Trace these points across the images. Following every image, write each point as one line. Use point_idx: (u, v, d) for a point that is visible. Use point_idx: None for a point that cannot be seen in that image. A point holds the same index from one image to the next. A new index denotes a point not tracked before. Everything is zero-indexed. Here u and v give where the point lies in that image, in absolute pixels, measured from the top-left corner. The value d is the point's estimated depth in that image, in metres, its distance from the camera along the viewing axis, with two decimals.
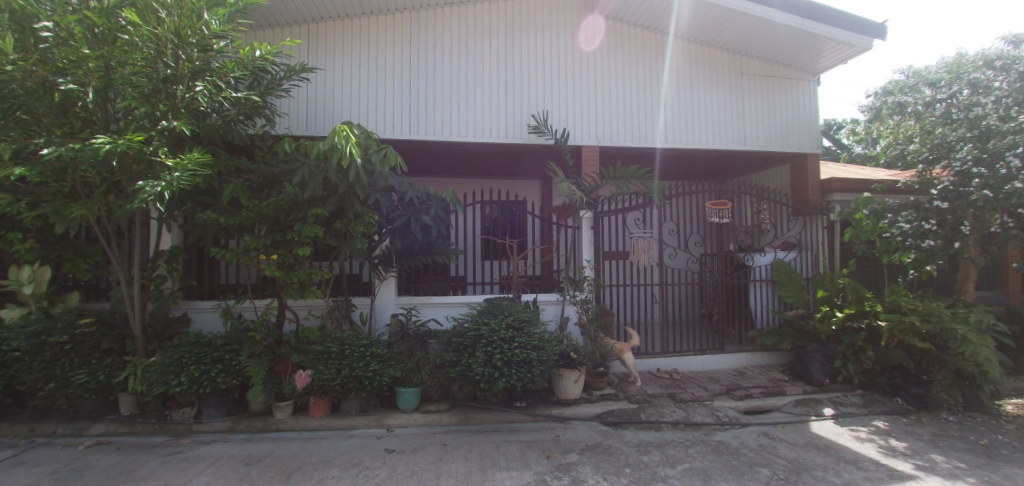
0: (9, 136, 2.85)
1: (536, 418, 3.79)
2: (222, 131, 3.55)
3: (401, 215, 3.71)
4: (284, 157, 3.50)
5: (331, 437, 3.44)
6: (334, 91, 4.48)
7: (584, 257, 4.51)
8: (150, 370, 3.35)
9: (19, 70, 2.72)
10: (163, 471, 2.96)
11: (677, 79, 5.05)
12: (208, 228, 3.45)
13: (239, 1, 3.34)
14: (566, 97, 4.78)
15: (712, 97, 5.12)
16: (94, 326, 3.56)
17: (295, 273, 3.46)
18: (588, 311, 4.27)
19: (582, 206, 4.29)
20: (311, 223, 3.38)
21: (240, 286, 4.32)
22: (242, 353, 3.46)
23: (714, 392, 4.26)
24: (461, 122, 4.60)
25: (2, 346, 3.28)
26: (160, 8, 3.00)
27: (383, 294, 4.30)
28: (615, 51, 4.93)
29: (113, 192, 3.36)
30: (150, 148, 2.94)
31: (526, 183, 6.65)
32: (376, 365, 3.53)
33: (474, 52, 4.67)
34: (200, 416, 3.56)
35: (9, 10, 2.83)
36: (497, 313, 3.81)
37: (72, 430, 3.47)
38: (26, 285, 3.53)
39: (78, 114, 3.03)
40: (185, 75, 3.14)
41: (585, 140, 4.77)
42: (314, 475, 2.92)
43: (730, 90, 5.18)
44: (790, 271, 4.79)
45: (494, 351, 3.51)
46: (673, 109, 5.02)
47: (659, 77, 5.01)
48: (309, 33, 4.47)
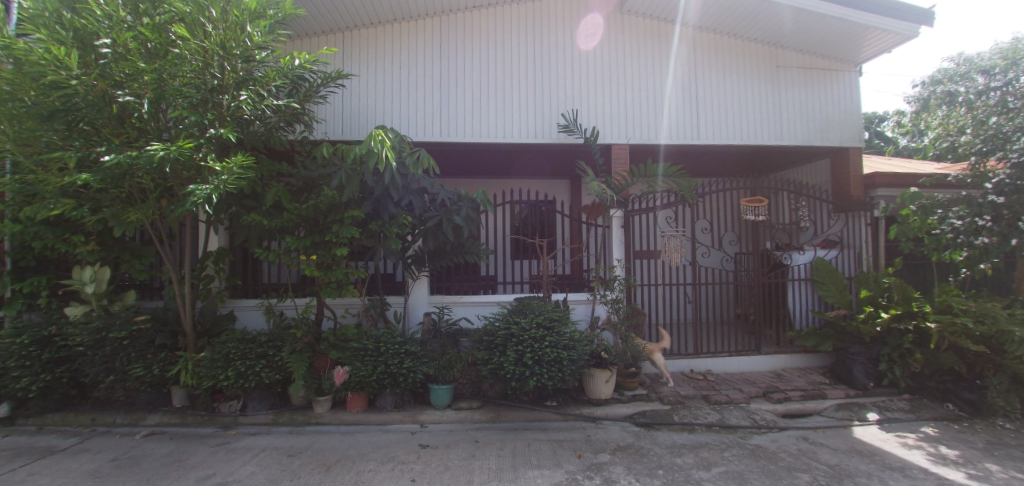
0: (75, 146, 3.07)
1: (567, 417, 3.79)
2: (264, 137, 3.71)
3: (434, 215, 3.80)
4: (322, 162, 3.63)
5: (367, 431, 3.55)
6: (368, 97, 4.60)
7: (614, 256, 4.47)
8: (200, 364, 3.54)
9: (81, 84, 2.93)
10: (212, 461, 3.14)
11: (710, 74, 4.94)
12: (251, 230, 3.60)
13: (279, 13, 3.48)
14: (595, 95, 4.75)
15: (746, 91, 4.98)
16: (149, 323, 3.72)
17: (333, 272, 3.58)
18: (619, 311, 4.24)
19: (613, 205, 4.25)
20: (348, 224, 3.51)
21: (281, 285, 4.49)
22: (284, 349, 3.61)
23: (750, 394, 4.14)
24: (491, 124, 4.64)
25: (68, 341, 3.53)
26: (206, 22, 3.16)
27: (415, 293, 4.39)
28: (645, 48, 4.87)
29: (165, 196, 3.54)
30: (200, 154, 3.14)
31: (556, 182, 6.66)
32: (410, 363, 3.62)
33: (502, 54, 4.71)
34: (246, 409, 3.74)
35: (71, 29, 3.01)
36: (527, 312, 3.83)
37: (130, 421, 3.71)
38: (88, 284, 3.75)
39: (133, 124, 3.21)
40: (230, 85, 3.30)
41: (615, 139, 4.73)
42: (351, 468, 3.02)
43: (765, 84, 5.02)
44: (831, 270, 4.60)
45: (525, 350, 3.54)
46: (706, 105, 4.90)
47: (691, 73, 4.91)
48: (345, 41, 4.62)
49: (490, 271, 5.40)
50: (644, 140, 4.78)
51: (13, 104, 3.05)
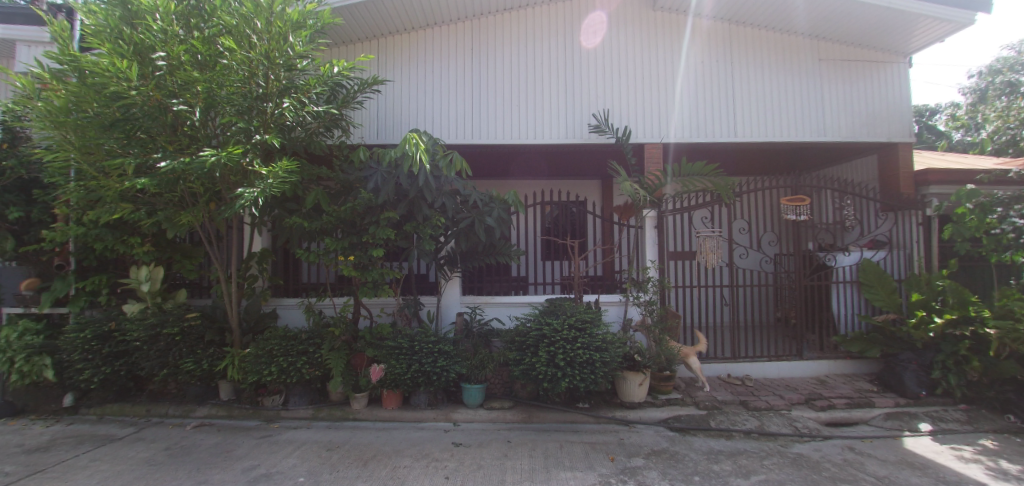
0: (133, 153, 3.27)
1: (599, 419, 3.76)
2: (305, 142, 3.86)
3: (466, 217, 3.83)
4: (359, 165, 3.75)
5: (402, 428, 3.63)
6: (402, 102, 4.71)
7: (648, 257, 4.41)
8: (246, 360, 3.70)
9: (140, 95, 3.09)
10: (257, 453, 3.28)
11: (747, 70, 4.79)
12: (293, 232, 3.73)
13: (318, 22, 3.60)
14: (627, 94, 4.69)
15: (785, 86, 4.80)
16: (198, 320, 3.90)
17: (369, 272, 3.68)
18: (653, 313, 4.17)
19: (646, 205, 4.19)
20: (384, 226, 3.61)
21: (320, 285, 4.64)
22: (323, 347, 3.73)
23: (792, 400, 3.99)
24: (522, 126, 4.66)
25: (126, 336, 3.74)
26: (252, 33, 3.32)
27: (448, 293, 4.45)
28: (678, 44, 4.78)
29: (213, 200, 3.70)
30: (247, 160, 3.31)
31: (587, 183, 6.61)
32: (443, 362, 3.67)
33: (533, 55, 4.72)
34: (288, 404, 3.89)
35: (130, 43, 3.19)
36: (559, 313, 3.82)
37: (181, 412, 3.91)
38: (143, 282, 3.94)
39: (185, 131, 3.37)
40: (274, 93, 3.45)
41: (648, 138, 4.66)
42: (388, 464, 3.10)
43: (806, 78, 4.82)
44: (879, 271, 4.36)
45: (557, 351, 3.53)
46: (744, 102, 4.75)
47: (727, 69, 4.78)
48: (380, 48, 4.75)
49: (521, 272, 5.41)
50: (678, 139, 4.70)
51: (79, 116, 3.26)
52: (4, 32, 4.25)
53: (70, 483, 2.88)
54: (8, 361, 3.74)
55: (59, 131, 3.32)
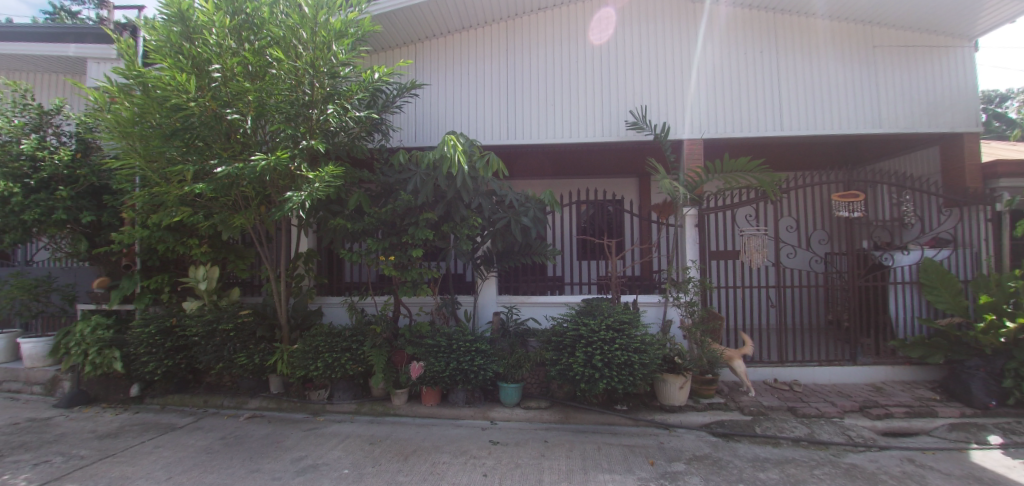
0: (191, 159, 3.38)
1: (638, 422, 3.70)
2: (348, 146, 3.99)
3: (503, 217, 3.86)
4: (399, 168, 3.86)
5: (441, 425, 3.70)
6: (439, 105, 4.81)
7: (688, 257, 4.31)
8: (294, 355, 3.87)
9: (198, 106, 3.24)
10: (304, 444, 3.43)
11: (785, 60, 4.58)
12: (337, 233, 3.85)
13: (358, 29, 3.70)
14: (665, 89, 4.59)
15: (824, 74, 4.56)
16: (251, 317, 4.11)
17: (409, 272, 3.76)
18: (694, 314, 4.06)
19: (686, 203, 4.09)
20: (423, 227, 3.70)
21: (362, 284, 4.80)
22: (366, 344, 3.85)
23: (845, 408, 3.78)
24: (558, 125, 4.64)
25: (187, 332, 3.99)
26: (299, 44, 3.46)
27: (485, 293, 4.51)
28: (710, 35, 4.62)
29: (264, 203, 3.86)
30: (295, 164, 3.47)
31: (623, 181, 6.52)
32: (480, 360, 3.72)
33: (567, 54, 4.70)
34: (332, 398, 4.04)
35: (188, 57, 3.34)
36: (596, 313, 3.79)
37: (235, 404, 4.14)
38: (201, 281, 4.19)
39: (238, 138, 3.53)
40: (319, 100, 3.59)
41: (688, 134, 4.54)
42: (427, 459, 3.17)
43: (842, 64, 4.56)
44: (943, 271, 4.05)
45: (595, 352, 3.50)
46: (791, 94, 4.55)
47: (763, 59, 4.58)
48: (417, 53, 4.87)
49: (556, 271, 5.40)
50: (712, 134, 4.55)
51: (143, 126, 3.41)
52: (78, 51, 4.59)
53: (139, 467, 3.11)
54: (83, 352, 4.06)
55: (127, 141, 3.51)
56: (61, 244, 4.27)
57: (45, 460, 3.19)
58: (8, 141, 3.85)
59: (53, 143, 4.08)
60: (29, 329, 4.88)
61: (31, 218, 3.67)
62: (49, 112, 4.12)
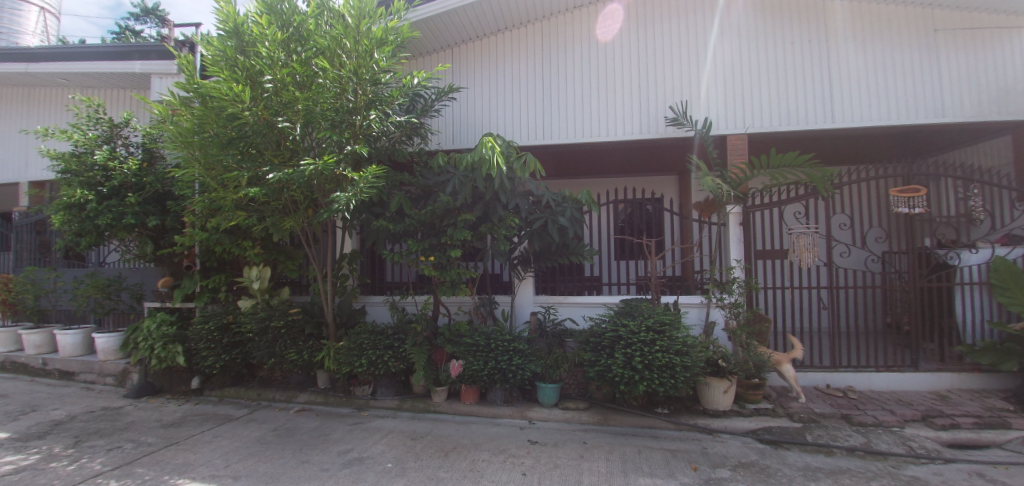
0: (246, 166, 3.55)
1: (680, 426, 3.61)
2: (389, 150, 4.11)
3: (540, 217, 3.87)
4: (438, 170, 3.94)
5: (480, 423, 3.75)
6: (477, 107, 4.89)
7: (732, 257, 4.19)
8: (340, 352, 4.02)
9: (252, 115, 3.39)
10: (350, 438, 3.56)
11: (809, 48, 4.37)
12: (379, 235, 3.96)
13: (398, 36, 3.79)
14: (706, 84, 4.46)
15: (842, 63, 4.33)
16: (300, 315, 4.30)
17: (448, 272, 3.83)
18: (739, 316, 3.94)
19: (730, 201, 3.98)
20: (461, 228, 3.76)
21: (403, 284, 4.94)
22: (407, 342, 3.96)
23: (905, 416, 3.56)
24: (595, 123, 4.61)
25: (242, 328, 4.22)
26: (342, 53, 3.57)
27: (522, 293, 4.54)
28: (724, 29, 4.49)
29: (312, 207, 4.01)
30: (341, 168, 3.60)
31: (662, 180, 6.41)
32: (519, 360, 3.74)
33: (604, 51, 4.65)
34: (375, 394, 4.17)
35: (241, 69, 3.48)
36: (635, 314, 3.74)
37: (285, 397, 4.35)
38: (254, 281, 4.42)
39: (288, 145, 3.67)
40: (362, 106, 3.71)
41: (731, 129, 4.41)
42: (467, 456, 3.22)
43: (856, 47, 4.34)
44: (1017, 271, 3.74)
45: (634, 353, 3.45)
46: (839, 83, 4.32)
47: (785, 47, 4.40)
48: (454, 57, 4.98)
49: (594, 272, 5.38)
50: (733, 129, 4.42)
51: (202, 136, 3.57)
52: (143, 67, 4.90)
53: (200, 455, 3.33)
54: (151, 347, 4.38)
55: (187, 150, 3.69)
56: (130, 246, 4.61)
57: (118, 446, 3.47)
58: (83, 152, 4.17)
59: (122, 153, 4.39)
60: (102, 324, 5.30)
61: (104, 223, 3.98)
62: (119, 125, 4.43)
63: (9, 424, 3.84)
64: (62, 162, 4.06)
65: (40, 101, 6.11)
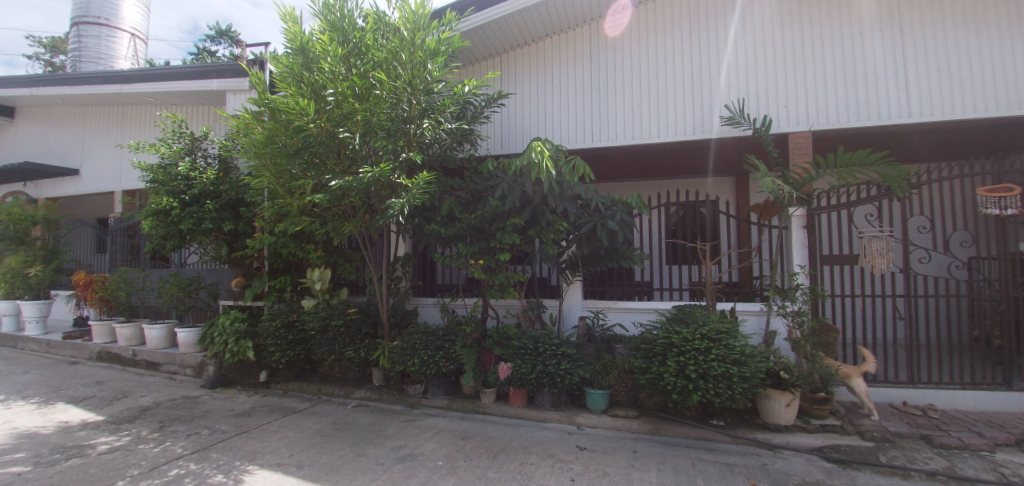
0: (310, 175, 3.76)
1: (737, 440, 3.46)
2: (441, 157, 4.24)
3: (588, 221, 3.84)
4: (487, 175, 4.02)
5: (528, 426, 3.77)
6: (527, 112, 4.96)
7: (796, 262, 4.02)
8: (393, 351, 4.17)
9: (316, 127, 3.57)
10: (403, 434, 3.70)
11: (833, 37, 4.17)
12: (432, 238, 4.08)
13: (449, 46, 3.91)
14: (765, 81, 4.28)
15: (866, 58, 4.10)
16: (358, 315, 4.51)
17: (497, 276, 3.90)
18: (802, 326, 3.76)
19: (792, 203, 3.85)
20: (510, 232, 3.81)
21: (453, 287, 5.07)
22: (457, 343, 4.06)
23: (997, 440, 3.22)
24: (644, 123, 4.53)
25: (305, 327, 4.49)
26: (399, 65, 3.72)
27: (570, 297, 4.53)
28: (753, 24, 4.34)
29: (369, 212, 4.19)
30: (396, 175, 3.74)
31: (718, 182, 6.24)
32: (567, 365, 3.73)
33: (655, 51, 4.57)
34: (427, 393, 4.30)
35: (306, 84, 3.68)
36: (689, 321, 3.62)
37: (343, 392, 4.58)
38: (316, 282, 4.69)
39: (347, 154, 3.84)
40: (416, 115, 3.86)
41: (793, 126, 4.20)
42: (515, 458, 3.25)
43: (883, 35, 4.08)
44: None
45: (688, 362, 3.34)
46: (886, 71, 4.04)
47: (802, 38, 4.23)
48: (504, 64, 5.10)
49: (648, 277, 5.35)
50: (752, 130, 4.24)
51: (273, 147, 3.82)
52: (220, 85, 5.33)
53: (267, 444, 3.57)
54: (225, 342, 4.75)
55: (258, 160, 3.96)
56: (207, 249, 5.01)
57: (196, 432, 3.78)
58: (169, 164, 4.59)
59: (201, 164, 4.81)
60: (183, 320, 5.82)
61: (186, 227, 4.37)
62: (199, 138, 4.85)
63: (106, 408, 4.28)
64: (151, 173, 4.48)
65: (132, 118, 6.80)
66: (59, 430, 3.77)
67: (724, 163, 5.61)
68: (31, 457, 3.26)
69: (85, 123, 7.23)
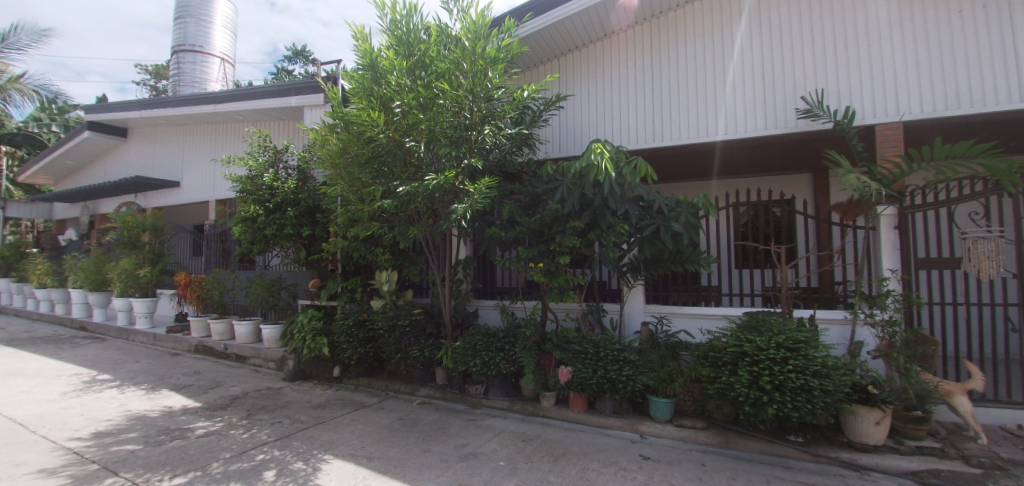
0: (379, 182, 3.98)
1: (818, 459, 3.19)
2: (501, 162, 4.34)
3: (651, 223, 3.73)
4: (547, 178, 4.04)
5: (589, 432, 3.73)
6: (585, 114, 4.95)
7: (886, 266, 3.67)
8: (456, 351, 4.30)
9: (385, 137, 3.77)
10: (465, 433, 3.80)
11: (865, 28, 3.92)
12: (493, 241, 4.16)
13: (508, 53, 3.94)
14: (846, 69, 3.96)
15: (907, 50, 3.80)
16: (422, 315, 4.71)
17: (557, 279, 3.90)
18: (894, 336, 3.41)
19: (880, 201, 3.49)
20: (570, 235, 3.79)
21: (513, 290, 5.14)
22: (517, 345, 4.11)
23: None
24: (708, 122, 4.37)
25: (374, 326, 4.76)
26: (460, 73, 3.82)
27: (631, 302, 4.46)
28: (831, 9, 4.03)
29: (432, 217, 4.35)
30: (458, 181, 3.87)
31: (795, 180, 5.85)
32: (629, 371, 3.64)
33: (719, 45, 4.38)
34: (487, 393, 4.39)
35: (375, 97, 3.86)
36: (763, 329, 3.40)
37: (408, 389, 4.79)
38: (384, 283, 4.95)
39: (413, 162, 4.02)
40: (477, 122, 3.96)
41: (881, 117, 3.84)
42: (577, 464, 3.22)
43: (984, 11, 3.62)
44: None
45: (761, 372, 3.14)
46: (920, 64, 3.75)
47: (825, 33, 4.04)
48: (562, 67, 5.12)
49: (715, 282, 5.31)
50: (754, 131, 4.20)
51: (346, 157, 4.07)
52: (299, 102, 5.78)
53: (340, 435, 3.81)
54: (303, 338, 5.14)
55: (333, 170, 4.25)
56: (288, 252, 5.45)
57: (278, 421, 4.12)
58: (256, 175, 5.05)
59: (283, 175, 5.24)
60: (267, 318, 6.37)
61: (271, 233, 4.78)
62: (281, 151, 5.30)
63: (203, 395, 4.78)
64: (240, 184, 4.94)
65: (223, 135, 7.56)
66: (165, 413, 4.27)
67: (760, 160, 5.27)
68: (144, 437, 3.72)
69: (185, 140, 8.12)
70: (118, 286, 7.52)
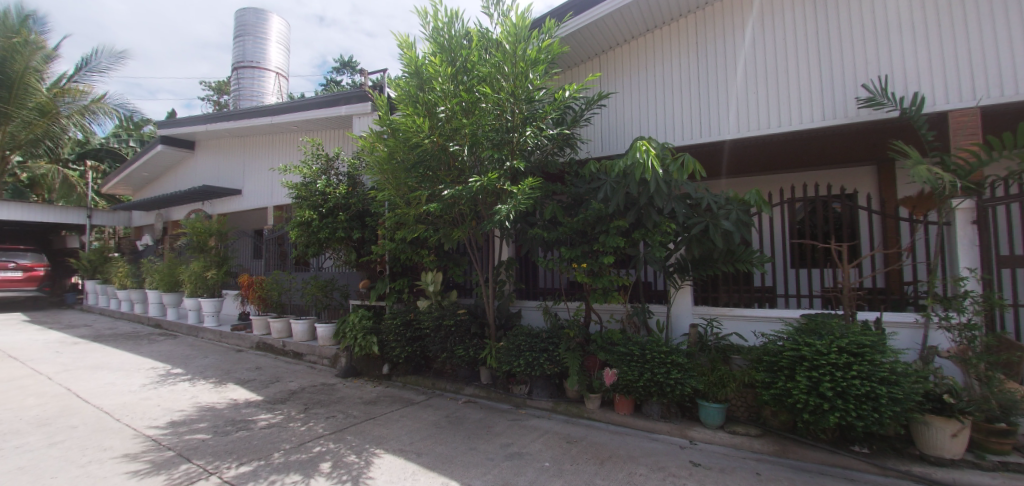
0: (424, 186, 4.11)
1: (887, 473, 2.96)
2: (543, 163, 4.37)
3: (698, 222, 3.61)
4: (590, 178, 4.01)
5: (635, 435, 3.66)
6: (627, 111, 4.88)
7: (964, 264, 3.37)
8: (500, 351, 4.35)
9: (429, 142, 3.87)
10: (510, 432, 3.84)
11: (937, 6, 3.60)
12: (535, 242, 4.18)
13: (549, 53, 3.93)
14: (914, 52, 3.66)
15: (986, 28, 3.46)
16: (466, 315, 4.81)
17: (601, 279, 3.86)
18: (974, 342, 3.12)
19: (958, 194, 3.20)
20: (614, 235, 3.74)
21: (556, 290, 5.14)
22: (561, 346, 4.11)
23: None
24: (757, 115, 4.20)
25: (420, 326, 4.91)
26: (501, 76, 3.86)
27: (679, 303, 4.37)
28: None
29: (475, 219, 4.43)
30: (501, 183, 3.93)
31: (856, 173, 5.49)
32: (677, 374, 3.53)
33: (770, 34, 4.19)
34: (532, 394, 4.42)
35: (420, 103, 3.91)
36: (823, 333, 3.21)
37: (454, 388, 4.90)
38: (430, 284, 5.09)
39: (456, 165, 4.13)
40: (519, 124, 3.99)
41: (959, 102, 3.51)
42: (623, 468, 3.18)
43: None
44: None
45: (822, 378, 2.96)
46: (987, 46, 3.45)
47: (889, 14, 3.75)
48: (603, 64, 5.08)
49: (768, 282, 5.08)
50: (801, 124, 4.01)
51: (393, 163, 4.22)
52: (349, 111, 6.06)
53: (390, 430, 3.96)
54: (354, 337, 5.40)
55: (382, 175, 4.37)
56: (340, 255, 5.73)
57: (333, 415, 4.34)
58: (310, 182, 5.35)
59: (334, 181, 5.53)
60: (321, 317, 6.72)
61: (324, 236, 5.05)
62: (332, 159, 5.58)
63: (264, 389, 5.12)
64: (296, 190, 5.25)
65: (279, 145, 8.07)
66: (230, 405, 4.61)
67: (815, 153, 5.00)
68: (213, 427, 4.03)
69: (246, 150, 8.72)
70: (189, 287, 8.19)
